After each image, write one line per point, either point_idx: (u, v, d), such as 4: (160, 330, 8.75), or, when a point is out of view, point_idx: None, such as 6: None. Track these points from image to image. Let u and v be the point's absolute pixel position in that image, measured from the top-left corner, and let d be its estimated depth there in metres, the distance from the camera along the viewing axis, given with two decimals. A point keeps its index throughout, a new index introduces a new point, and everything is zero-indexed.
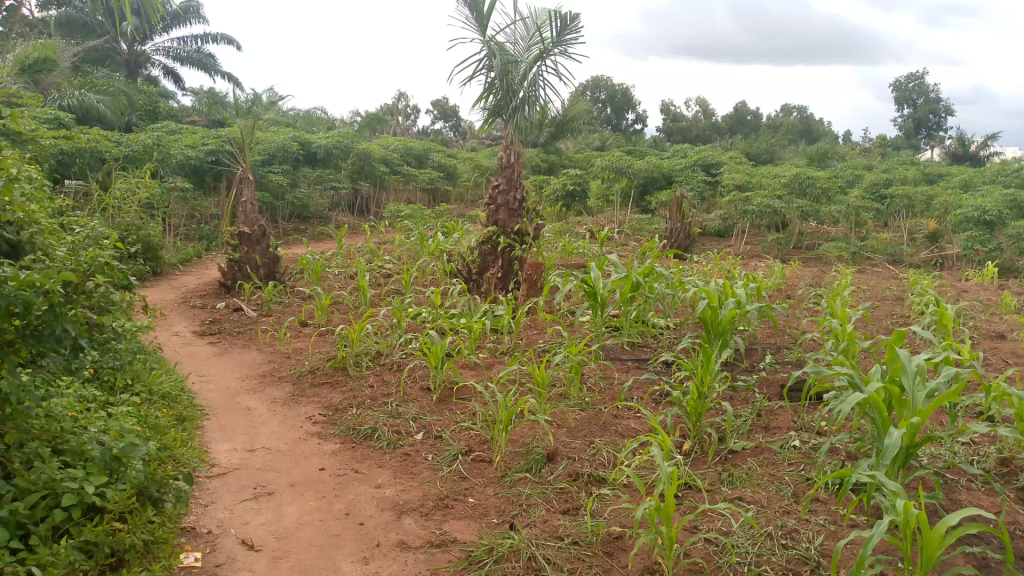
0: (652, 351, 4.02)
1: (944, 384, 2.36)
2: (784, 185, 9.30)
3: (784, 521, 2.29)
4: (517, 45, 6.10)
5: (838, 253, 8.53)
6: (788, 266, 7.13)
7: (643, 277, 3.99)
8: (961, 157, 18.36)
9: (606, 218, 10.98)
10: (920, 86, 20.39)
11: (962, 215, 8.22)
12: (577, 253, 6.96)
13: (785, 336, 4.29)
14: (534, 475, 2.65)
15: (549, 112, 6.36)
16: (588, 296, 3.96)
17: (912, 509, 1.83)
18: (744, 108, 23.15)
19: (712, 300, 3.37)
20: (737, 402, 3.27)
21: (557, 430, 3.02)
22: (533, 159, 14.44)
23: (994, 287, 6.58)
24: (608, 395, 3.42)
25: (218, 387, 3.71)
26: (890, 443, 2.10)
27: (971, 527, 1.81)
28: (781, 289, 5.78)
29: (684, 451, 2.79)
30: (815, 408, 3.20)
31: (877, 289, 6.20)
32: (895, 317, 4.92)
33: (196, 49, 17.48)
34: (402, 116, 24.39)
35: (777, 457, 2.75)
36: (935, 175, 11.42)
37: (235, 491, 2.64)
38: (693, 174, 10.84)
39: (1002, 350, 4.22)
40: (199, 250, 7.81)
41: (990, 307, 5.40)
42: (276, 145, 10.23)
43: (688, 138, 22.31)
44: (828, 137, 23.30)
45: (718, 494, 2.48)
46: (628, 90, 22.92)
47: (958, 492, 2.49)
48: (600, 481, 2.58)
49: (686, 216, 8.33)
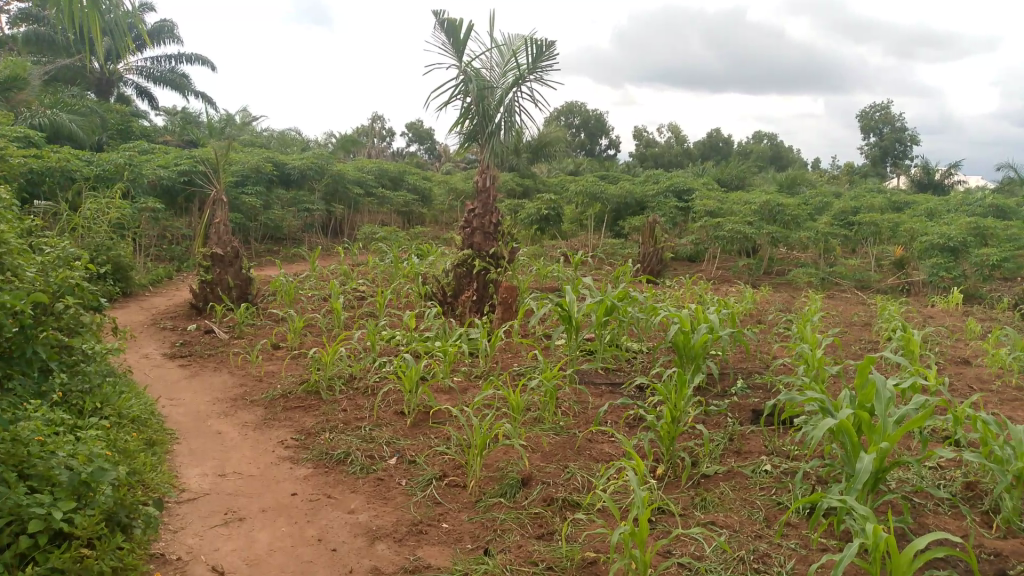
0: (625, 375, 4.06)
1: (914, 410, 2.42)
2: (755, 212, 9.43)
3: (756, 546, 2.30)
4: (493, 71, 6.16)
5: (808, 279, 8.66)
6: (760, 292, 7.24)
7: (617, 301, 4.03)
8: (926, 185, 18.78)
9: (580, 243, 11.08)
10: (886, 116, 20.94)
11: (928, 242, 8.37)
12: (552, 276, 6.98)
13: (756, 360, 4.35)
14: (509, 500, 2.65)
15: (524, 136, 6.39)
16: (563, 319, 3.96)
17: (881, 532, 1.87)
18: (716, 135, 23.49)
19: (684, 325, 3.43)
20: (709, 426, 3.30)
21: (531, 454, 3.02)
22: (508, 183, 14.52)
23: (959, 312, 6.73)
24: (582, 419, 3.43)
25: (188, 411, 3.67)
26: (861, 468, 2.15)
27: (939, 552, 1.84)
28: (752, 313, 5.87)
29: (658, 475, 2.81)
30: (786, 432, 3.24)
31: (846, 314, 6.31)
32: (864, 342, 5.00)
33: (170, 69, 17.40)
34: (376, 138, 24.52)
35: (749, 481, 2.77)
36: (900, 203, 11.66)
37: (206, 516, 2.61)
38: (666, 200, 10.95)
39: (968, 375, 4.31)
40: (170, 272, 7.73)
41: (954, 333, 5.52)
42: (250, 166, 10.18)
43: (660, 164, 22.60)
44: (798, 164, 23.72)
45: (691, 518, 2.49)
46: (602, 116, 23.20)
47: (925, 515, 2.52)
48: (574, 506, 2.58)
49: (659, 241, 8.40)
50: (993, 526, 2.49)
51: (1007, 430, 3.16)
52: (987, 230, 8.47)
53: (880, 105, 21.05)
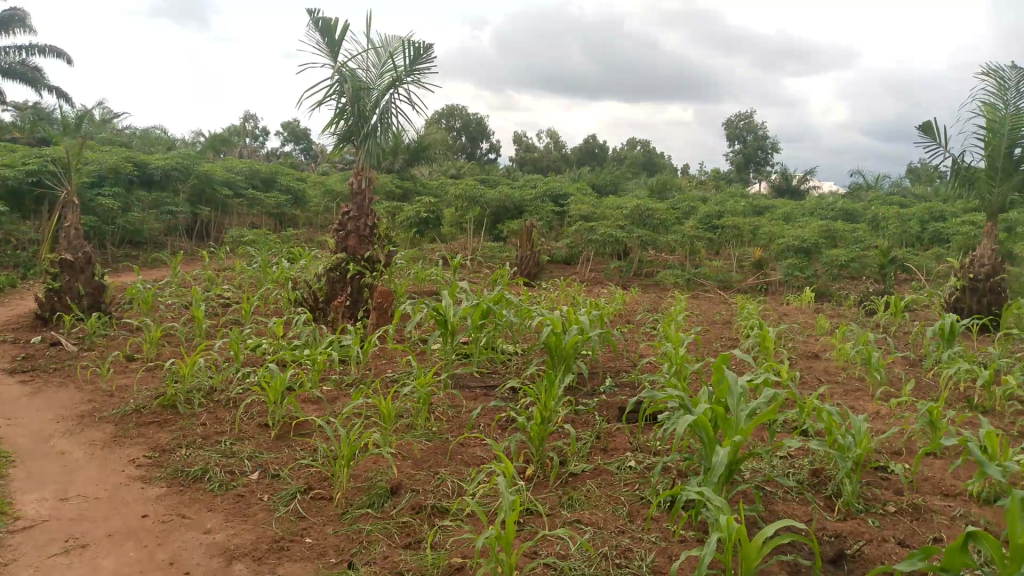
0: (499, 378, 4.09)
1: (764, 403, 2.56)
2: (626, 216, 9.73)
3: (619, 541, 2.36)
4: (370, 72, 6.05)
5: (675, 280, 9.03)
6: (631, 293, 7.49)
7: (492, 304, 4.05)
8: (783, 191, 20.01)
9: (458, 246, 11.09)
10: (749, 125, 22.16)
11: (784, 244, 8.91)
12: (429, 279, 6.93)
13: (625, 359, 4.49)
14: (376, 510, 2.60)
15: (400, 139, 6.32)
16: (439, 324, 3.91)
17: (734, 523, 1.96)
18: (592, 141, 24.07)
19: (557, 327, 3.48)
20: (578, 425, 3.37)
21: (401, 462, 2.98)
22: (387, 186, 14.34)
23: (810, 310, 7.21)
24: (454, 423, 3.42)
25: (28, 431, 3.38)
26: (717, 460, 2.25)
27: (786, 537, 1.94)
28: (623, 314, 6.04)
29: (527, 476, 2.83)
30: (650, 428, 3.35)
31: (709, 313, 6.63)
32: (724, 339, 5.26)
33: (19, 60, 16.13)
34: (249, 138, 23.66)
35: (614, 478, 2.85)
36: (760, 208, 12.36)
37: (42, 545, 2.41)
38: (543, 204, 11.13)
39: (817, 369, 4.61)
40: (13, 280, 7.13)
41: (806, 329, 5.88)
42: (106, 166, 9.56)
43: (539, 168, 22.97)
44: (669, 170, 24.70)
45: (558, 518, 2.52)
46: (483, 119, 23.34)
47: (775, 503, 2.67)
48: (443, 512, 2.57)
49: (536, 245, 8.52)
50: (834, 509, 2.66)
51: (857, 424, 3.31)
52: (835, 233, 9.09)
53: (744, 115, 22.27)
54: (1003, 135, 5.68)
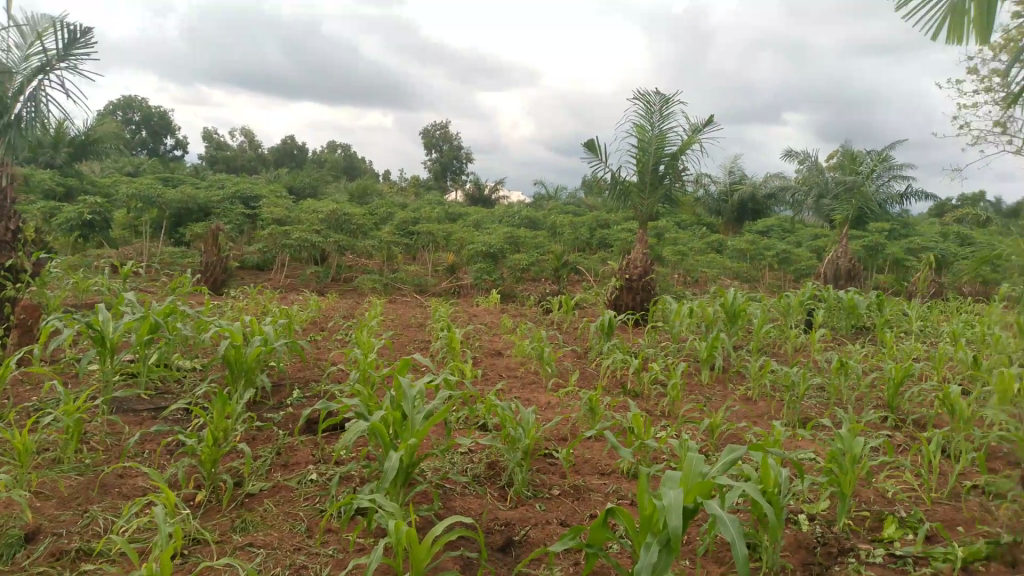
0: (172, 398, 3.76)
1: (438, 404, 2.64)
2: (321, 221, 9.54)
3: (293, 560, 2.28)
4: (11, 53, 5.23)
5: (371, 285, 9.00)
6: (325, 300, 7.36)
7: (163, 317, 3.71)
8: (476, 198, 21.12)
9: (134, 252, 10.06)
10: (445, 134, 23.10)
11: (473, 249, 9.36)
12: (94, 290, 6.18)
13: (314, 368, 4.37)
14: (3, 564, 2.23)
15: (54, 132, 5.55)
16: (96, 341, 3.47)
17: (403, 527, 1.99)
18: (290, 142, 23.39)
19: (236, 339, 3.28)
20: (258, 442, 3.20)
21: (41, 503, 2.60)
22: (45, 184, 12.57)
23: (497, 310, 7.65)
24: (114, 453, 3.07)
25: None
26: (389, 466, 2.27)
27: (453, 534, 2.02)
28: (316, 321, 5.89)
29: (196, 502, 2.62)
30: (334, 438, 3.29)
31: (403, 317, 6.74)
32: (416, 342, 5.37)
33: None
34: None
35: (293, 494, 2.75)
36: (454, 214, 12.90)
37: None
38: (233, 207, 10.53)
39: (500, 367, 4.84)
40: None
41: (492, 329, 6.23)
42: None
43: (232, 169, 21.73)
44: (369, 175, 24.81)
45: (228, 544, 2.37)
46: (166, 114, 21.50)
47: (453, 499, 2.74)
48: (89, 556, 2.29)
49: (223, 250, 8.02)
50: (507, 498, 2.80)
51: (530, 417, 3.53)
52: (519, 238, 9.73)
53: (440, 124, 23.17)
54: (649, 154, 6.47)
